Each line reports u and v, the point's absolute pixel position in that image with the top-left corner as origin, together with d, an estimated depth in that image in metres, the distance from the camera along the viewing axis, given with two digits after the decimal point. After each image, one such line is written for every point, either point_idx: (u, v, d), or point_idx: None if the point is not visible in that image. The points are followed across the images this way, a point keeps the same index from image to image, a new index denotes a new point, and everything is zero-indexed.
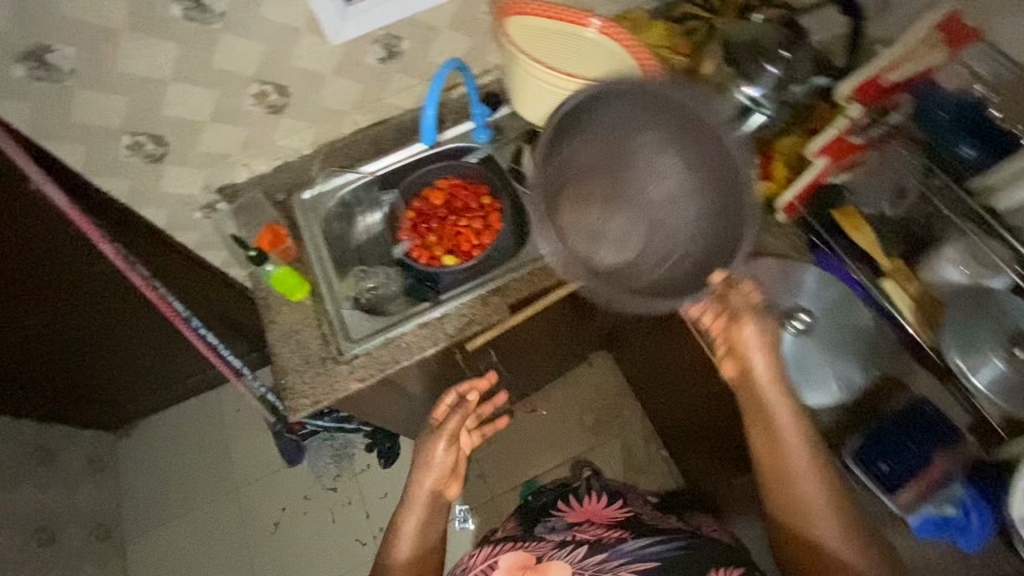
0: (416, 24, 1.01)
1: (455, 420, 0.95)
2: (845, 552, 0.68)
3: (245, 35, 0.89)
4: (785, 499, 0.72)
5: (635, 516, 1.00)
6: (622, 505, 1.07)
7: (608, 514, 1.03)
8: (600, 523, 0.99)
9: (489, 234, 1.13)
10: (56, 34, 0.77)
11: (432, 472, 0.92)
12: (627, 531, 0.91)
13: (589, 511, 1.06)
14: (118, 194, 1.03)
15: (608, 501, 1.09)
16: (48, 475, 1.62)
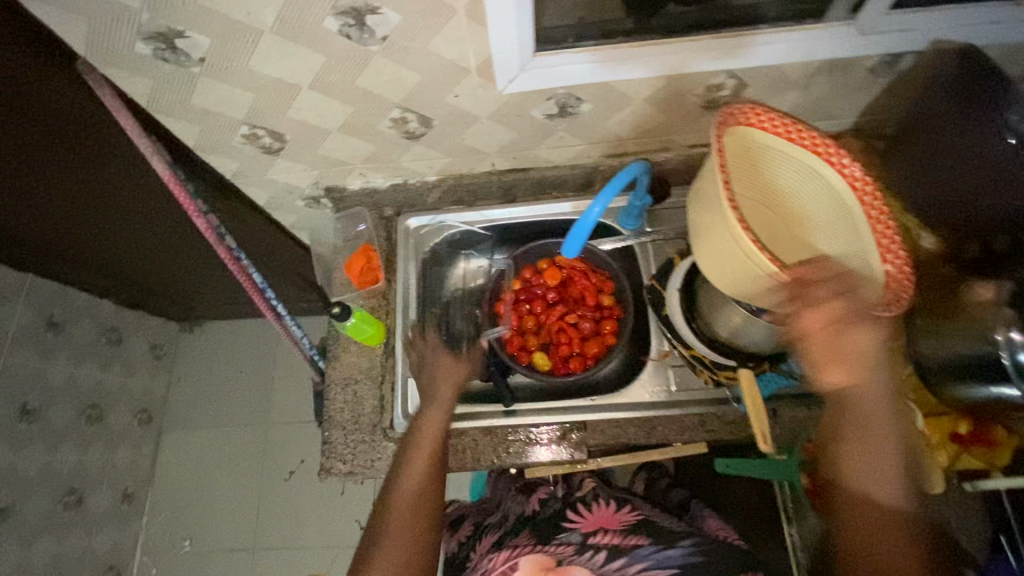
0: (610, 91, 0.79)
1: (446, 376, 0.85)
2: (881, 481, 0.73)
3: (403, 64, 0.71)
4: (845, 455, 0.74)
5: (647, 522, 0.82)
6: (631, 509, 0.87)
7: (618, 521, 0.84)
8: (612, 530, 0.82)
9: (597, 346, 0.94)
10: (191, 23, 0.63)
11: (435, 405, 0.82)
12: (644, 538, 0.78)
13: (597, 518, 0.86)
14: (226, 171, 0.93)
15: (617, 506, 0.88)
16: (114, 354, 1.67)
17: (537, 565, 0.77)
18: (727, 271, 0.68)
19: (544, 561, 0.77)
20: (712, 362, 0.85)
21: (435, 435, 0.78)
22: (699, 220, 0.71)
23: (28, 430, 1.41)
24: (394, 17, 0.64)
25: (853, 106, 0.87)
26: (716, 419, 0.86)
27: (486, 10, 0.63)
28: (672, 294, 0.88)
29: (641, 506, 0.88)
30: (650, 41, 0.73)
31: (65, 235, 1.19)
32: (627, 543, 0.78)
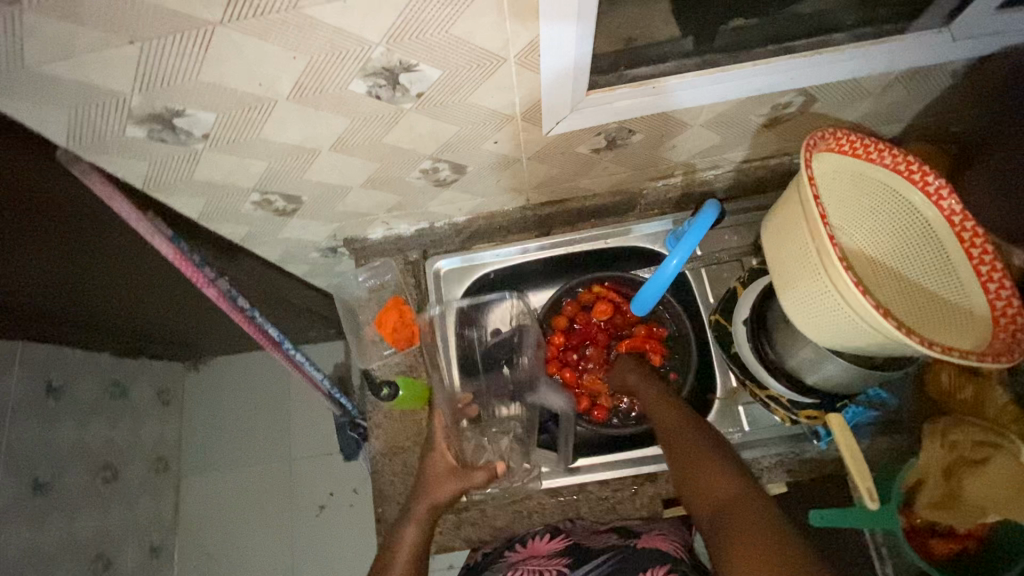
0: (666, 120, 0.71)
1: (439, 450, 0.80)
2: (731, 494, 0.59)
3: (439, 118, 0.62)
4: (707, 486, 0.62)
5: (576, 546, 0.77)
6: (562, 535, 0.81)
7: (546, 548, 0.78)
8: (540, 557, 0.77)
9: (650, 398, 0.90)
10: (193, 101, 0.53)
11: (444, 440, 0.81)
12: (568, 561, 0.74)
13: (529, 549, 0.80)
14: (234, 236, 0.83)
15: (550, 535, 0.81)
16: (120, 409, 1.55)
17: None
18: (826, 319, 0.60)
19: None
20: (789, 403, 0.79)
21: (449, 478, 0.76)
22: (792, 276, 0.63)
23: (44, 503, 1.29)
24: (433, 73, 0.54)
25: (918, 111, 0.79)
26: (795, 458, 0.81)
27: (541, 56, 0.54)
28: (738, 330, 0.82)
29: (574, 530, 0.82)
30: (716, 65, 0.64)
31: (53, 303, 1.07)
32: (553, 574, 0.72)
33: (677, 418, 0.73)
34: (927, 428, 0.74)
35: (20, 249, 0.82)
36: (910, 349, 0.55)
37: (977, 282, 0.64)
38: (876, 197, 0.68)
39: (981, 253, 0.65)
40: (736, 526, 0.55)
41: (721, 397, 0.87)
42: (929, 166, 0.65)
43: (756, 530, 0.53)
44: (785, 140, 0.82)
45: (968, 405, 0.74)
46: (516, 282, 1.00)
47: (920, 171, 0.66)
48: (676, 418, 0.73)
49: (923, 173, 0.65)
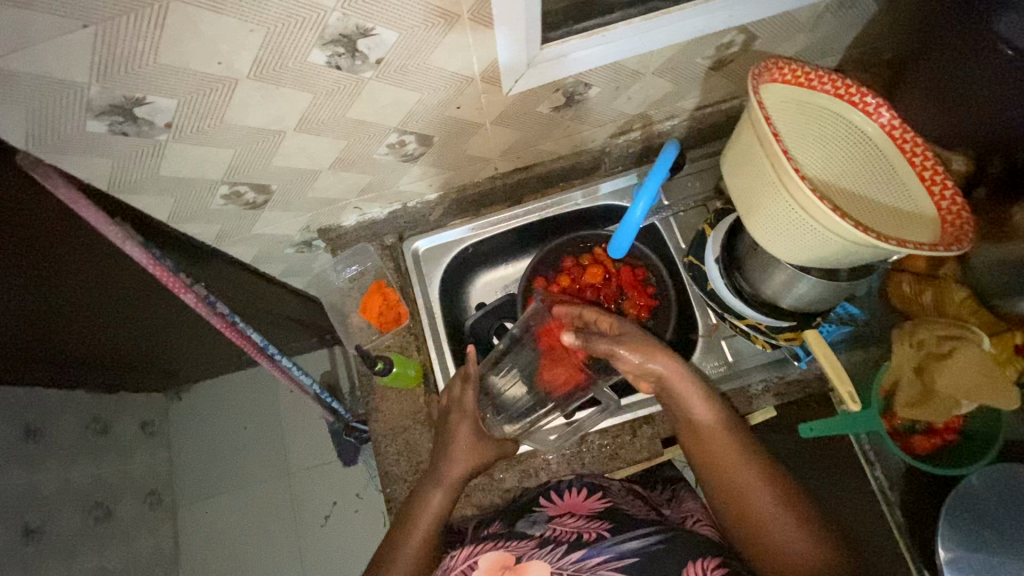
0: (619, 70, 0.73)
1: (463, 413, 0.81)
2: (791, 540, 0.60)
3: (400, 86, 0.64)
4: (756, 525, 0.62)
5: (615, 509, 0.73)
6: (601, 494, 0.77)
7: (585, 507, 0.74)
8: (579, 515, 0.72)
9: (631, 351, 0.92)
10: (152, 85, 0.53)
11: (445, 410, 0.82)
12: (608, 525, 0.69)
13: (566, 504, 0.76)
14: (206, 237, 0.82)
15: (588, 492, 0.78)
16: (103, 446, 1.49)
17: (496, 564, 0.66)
18: (795, 238, 0.63)
19: (502, 562, 0.66)
20: (766, 328, 0.83)
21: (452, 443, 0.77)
22: (754, 200, 0.67)
23: (38, 550, 1.23)
24: (390, 36, 0.56)
25: (848, 42, 0.85)
26: (779, 381, 0.86)
27: (493, 9, 0.56)
28: (711, 268, 0.85)
29: (613, 491, 0.78)
30: (661, 9, 0.67)
31: (19, 336, 1.02)
32: (589, 536, 0.68)
33: (739, 464, 0.66)
34: (896, 331, 0.79)
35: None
36: (876, 249, 0.59)
37: (922, 188, 0.68)
38: (821, 122, 0.71)
39: (923, 160, 0.68)
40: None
41: (702, 336, 0.91)
42: (867, 88, 0.68)
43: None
44: (731, 83, 0.87)
45: (929, 308, 0.79)
46: (494, 254, 1.02)
47: (859, 93, 0.69)
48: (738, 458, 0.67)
49: (862, 95, 0.68)
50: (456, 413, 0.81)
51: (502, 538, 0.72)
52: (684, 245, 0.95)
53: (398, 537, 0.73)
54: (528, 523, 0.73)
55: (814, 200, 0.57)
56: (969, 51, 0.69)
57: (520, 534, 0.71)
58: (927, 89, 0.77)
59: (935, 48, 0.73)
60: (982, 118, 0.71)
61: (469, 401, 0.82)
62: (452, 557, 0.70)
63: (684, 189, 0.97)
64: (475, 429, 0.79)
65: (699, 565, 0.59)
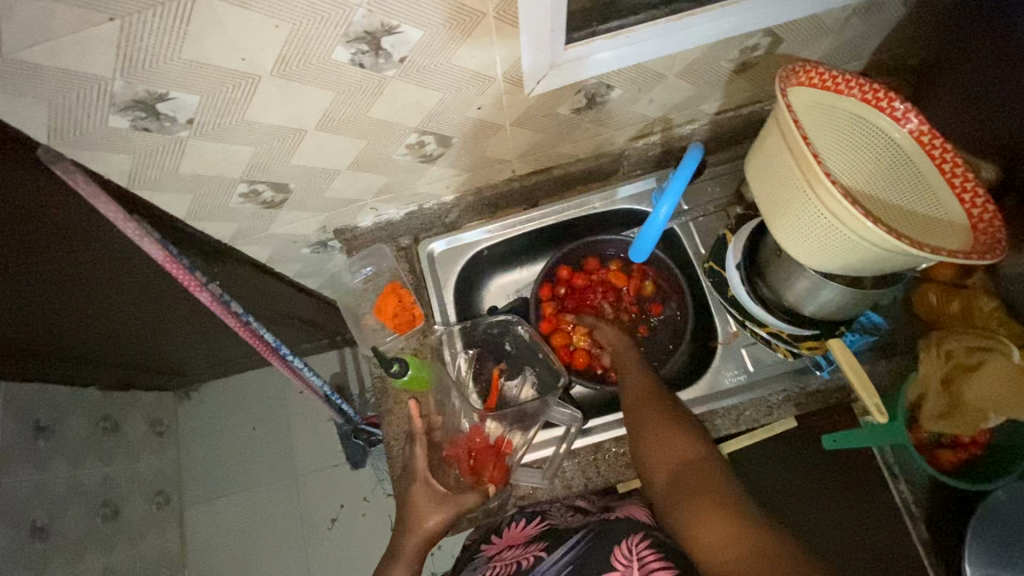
0: (642, 72, 0.72)
1: (415, 477, 0.79)
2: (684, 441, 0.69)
3: (423, 85, 0.63)
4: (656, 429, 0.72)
5: (549, 528, 0.76)
6: (538, 519, 0.79)
7: (522, 536, 0.77)
8: (515, 546, 0.76)
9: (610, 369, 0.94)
10: (175, 81, 0.53)
11: None
12: (543, 545, 0.72)
13: (505, 539, 0.79)
14: (223, 235, 0.82)
15: (526, 521, 0.80)
16: (113, 445, 1.49)
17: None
18: (820, 243, 0.62)
19: None
20: (788, 336, 0.81)
21: None
22: (781, 206, 0.65)
23: (45, 548, 1.23)
24: (415, 34, 0.55)
25: (876, 45, 0.83)
26: (801, 392, 0.84)
27: (520, 8, 0.55)
28: (731, 275, 0.83)
29: (550, 512, 0.80)
30: (686, 10, 0.66)
31: (33, 333, 1.01)
32: (527, 561, 0.71)
33: (653, 393, 0.77)
34: (921, 343, 0.77)
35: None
36: (907, 255, 0.57)
37: (952, 194, 0.66)
38: (849, 126, 0.69)
39: (953, 167, 0.66)
40: (703, 496, 0.61)
41: (721, 344, 0.89)
42: (896, 92, 0.66)
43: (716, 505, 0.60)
44: (753, 86, 0.85)
45: (958, 318, 0.77)
46: (510, 257, 1.01)
47: (887, 97, 0.67)
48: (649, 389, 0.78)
49: (891, 99, 0.66)
50: (408, 478, 0.80)
51: None
52: (704, 251, 0.94)
53: None
54: (469, 570, 0.77)
55: (846, 205, 0.56)
56: (1003, 53, 0.67)
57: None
58: (960, 89, 0.75)
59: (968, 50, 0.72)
60: (1014, 124, 0.69)
61: (418, 464, 0.80)
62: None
63: (703, 194, 0.96)
64: (430, 491, 0.78)
65: (625, 548, 0.65)
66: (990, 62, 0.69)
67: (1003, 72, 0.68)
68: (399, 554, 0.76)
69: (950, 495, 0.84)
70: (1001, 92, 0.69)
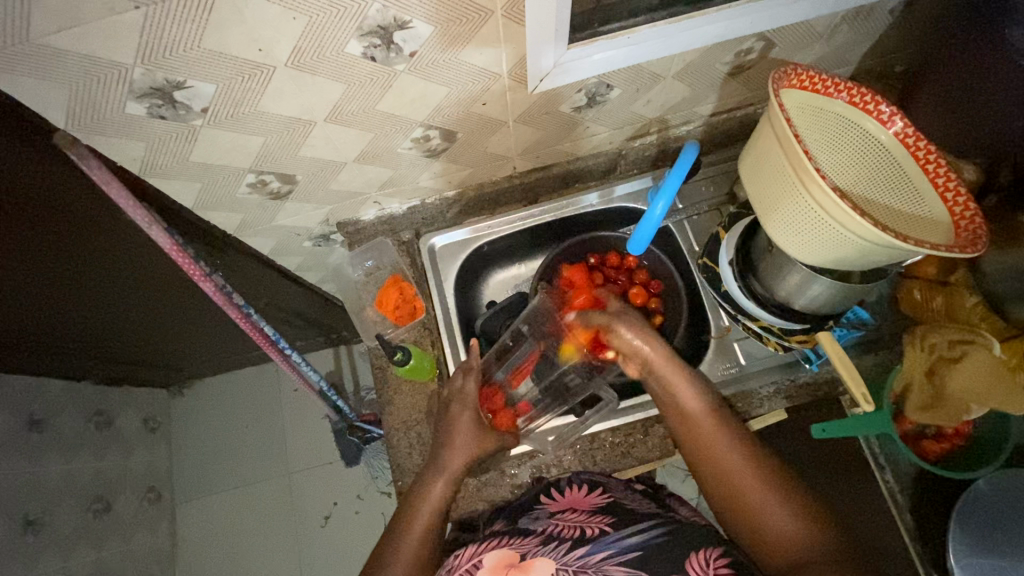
0: (641, 72, 0.75)
1: (464, 405, 0.82)
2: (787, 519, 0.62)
3: (429, 80, 0.65)
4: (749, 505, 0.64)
5: (617, 504, 0.73)
6: (601, 490, 0.78)
7: (587, 502, 0.75)
8: (580, 511, 0.73)
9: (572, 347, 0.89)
10: (193, 69, 0.54)
11: (459, 403, 0.82)
12: (610, 520, 0.70)
13: (568, 500, 0.76)
14: (228, 226, 0.83)
15: (588, 488, 0.78)
16: (106, 441, 1.47)
17: (502, 561, 0.66)
18: (814, 238, 0.65)
19: (507, 556, 0.66)
20: (779, 330, 0.84)
21: (466, 435, 0.78)
22: (773, 200, 0.68)
23: (38, 542, 1.22)
24: (425, 29, 0.57)
25: (863, 52, 0.87)
26: (791, 384, 0.86)
27: (527, 7, 0.57)
28: (726, 270, 0.86)
29: (612, 486, 0.79)
30: (683, 13, 0.68)
31: (30, 323, 1.01)
32: (590, 531, 0.68)
33: (735, 460, 0.67)
34: (906, 337, 0.80)
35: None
36: (895, 249, 0.60)
37: (936, 193, 0.68)
38: (838, 128, 0.72)
39: (937, 167, 0.68)
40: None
41: (714, 338, 0.92)
42: (882, 96, 0.68)
43: None
44: (747, 89, 0.89)
45: (941, 314, 0.80)
46: (508, 253, 1.03)
47: (873, 101, 0.69)
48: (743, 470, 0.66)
49: (876, 102, 0.68)
50: (460, 402, 0.82)
51: (505, 536, 0.72)
52: (697, 248, 0.97)
53: (407, 521, 0.73)
54: (530, 519, 0.74)
55: (834, 199, 0.58)
56: (985, 60, 0.70)
57: (524, 531, 0.72)
58: (943, 93, 0.78)
59: (952, 56, 0.75)
60: (993, 127, 0.72)
61: (472, 392, 0.83)
62: (457, 552, 0.70)
63: (698, 193, 0.99)
64: (477, 420, 0.81)
65: (701, 558, 0.60)
66: (974, 67, 0.72)
67: (987, 78, 0.71)
68: (445, 474, 0.75)
69: (933, 484, 0.87)
70: (984, 97, 0.72)
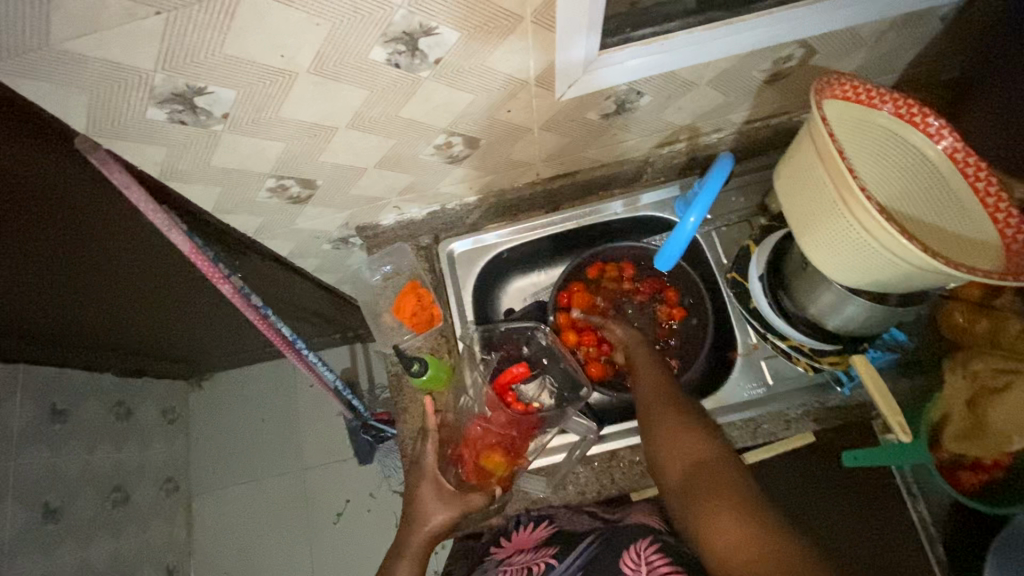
0: (673, 79, 0.72)
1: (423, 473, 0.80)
2: (683, 433, 0.68)
3: (454, 86, 0.63)
4: (660, 424, 0.71)
5: (558, 534, 0.77)
6: (546, 522, 0.82)
7: (531, 539, 0.79)
8: (525, 550, 0.77)
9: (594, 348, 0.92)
10: (214, 75, 0.53)
11: None
12: (552, 551, 0.73)
13: (515, 543, 0.80)
14: (248, 229, 0.82)
15: (535, 524, 0.82)
16: (125, 431, 1.49)
17: None
18: (853, 260, 0.62)
19: None
20: (809, 350, 0.80)
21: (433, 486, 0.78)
22: (811, 218, 0.65)
23: (56, 531, 1.24)
24: (451, 36, 0.55)
25: (909, 59, 0.82)
26: (820, 407, 0.83)
27: (557, 14, 0.55)
28: (755, 287, 0.82)
29: (558, 516, 0.82)
30: (720, 19, 0.65)
31: (53, 318, 1.02)
32: (538, 567, 0.71)
33: (660, 389, 0.76)
34: (946, 363, 0.77)
35: (24, 254, 0.78)
36: (942, 274, 0.56)
37: (985, 214, 0.64)
38: (880, 141, 0.68)
39: (986, 185, 0.64)
40: (714, 504, 0.57)
41: (741, 354, 0.88)
42: (931, 108, 0.64)
43: (734, 508, 0.56)
44: (784, 97, 0.85)
45: (983, 339, 0.75)
46: (529, 260, 1.01)
47: (921, 113, 0.65)
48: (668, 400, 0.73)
49: (924, 115, 0.64)
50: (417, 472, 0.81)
51: None
52: (726, 261, 0.93)
53: None
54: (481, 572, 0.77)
55: (879, 221, 0.55)
56: None
57: None
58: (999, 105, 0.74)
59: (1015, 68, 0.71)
60: None
61: (427, 463, 0.80)
62: None
63: (727, 203, 0.96)
64: (439, 488, 0.79)
65: (633, 556, 0.65)
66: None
67: None
68: None
69: (969, 515, 0.83)
70: None
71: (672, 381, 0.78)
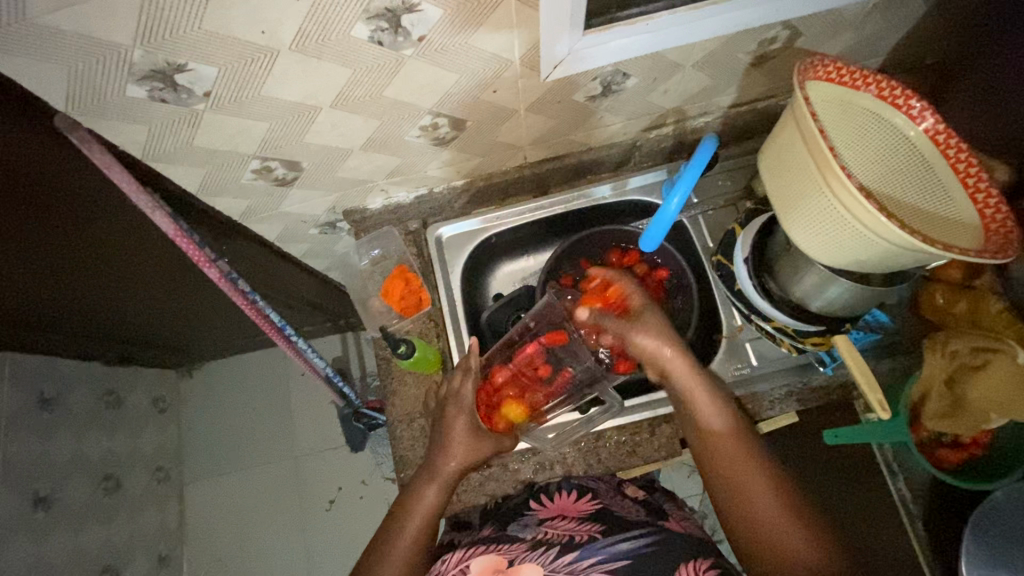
0: (659, 61, 0.72)
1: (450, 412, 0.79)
2: (778, 517, 0.61)
3: (440, 65, 0.63)
4: (745, 501, 0.64)
5: (606, 511, 0.76)
6: (590, 495, 0.80)
7: (576, 508, 0.77)
8: (569, 517, 0.75)
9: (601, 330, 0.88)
10: (195, 52, 0.53)
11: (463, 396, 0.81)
12: (599, 527, 0.72)
13: (557, 505, 0.79)
14: (234, 212, 0.82)
15: (579, 493, 0.80)
16: (115, 419, 1.48)
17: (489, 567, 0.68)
18: (836, 242, 0.62)
19: (494, 563, 0.69)
20: (793, 332, 0.81)
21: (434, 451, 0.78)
22: (794, 199, 0.65)
23: (48, 519, 1.24)
24: (434, 13, 0.55)
25: (894, 43, 0.83)
26: (803, 387, 0.84)
27: None
28: (739, 270, 0.82)
29: (601, 490, 0.81)
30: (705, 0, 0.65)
31: (38, 304, 1.01)
32: (582, 537, 0.71)
33: (741, 452, 0.68)
34: (925, 341, 0.76)
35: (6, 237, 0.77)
36: (921, 253, 0.57)
37: (966, 196, 0.65)
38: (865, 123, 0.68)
39: (966, 167, 0.65)
40: None
41: (726, 337, 0.89)
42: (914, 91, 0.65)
43: None
44: (770, 79, 0.85)
45: (963, 318, 0.78)
46: (518, 245, 1.01)
47: (903, 95, 0.65)
48: (762, 489, 0.64)
49: (907, 97, 0.65)
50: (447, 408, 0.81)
51: (493, 541, 0.74)
52: (712, 244, 0.94)
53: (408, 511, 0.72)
54: (519, 525, 0.76)
55: (860, 200, 0.55)
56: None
57: (513, 536, 0.74)
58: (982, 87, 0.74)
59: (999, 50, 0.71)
60: None
61: (466, 396, 0.81)
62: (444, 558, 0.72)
63: (714, 187, 0.96)
64: (473, 424, 0.78)
65: (691, 567, 0.63)
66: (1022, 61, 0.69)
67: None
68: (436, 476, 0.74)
69: (948, 492, 0.85)
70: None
71: (754, 447, 0.68)
